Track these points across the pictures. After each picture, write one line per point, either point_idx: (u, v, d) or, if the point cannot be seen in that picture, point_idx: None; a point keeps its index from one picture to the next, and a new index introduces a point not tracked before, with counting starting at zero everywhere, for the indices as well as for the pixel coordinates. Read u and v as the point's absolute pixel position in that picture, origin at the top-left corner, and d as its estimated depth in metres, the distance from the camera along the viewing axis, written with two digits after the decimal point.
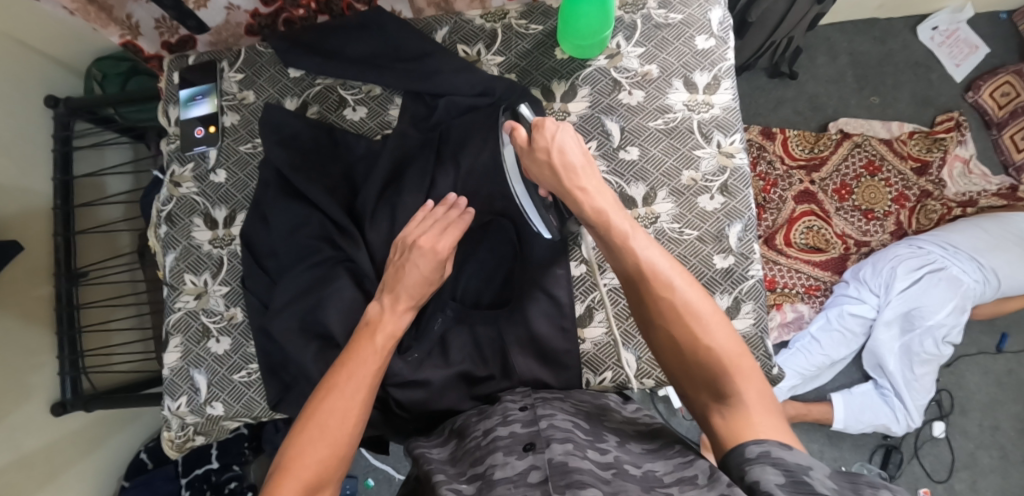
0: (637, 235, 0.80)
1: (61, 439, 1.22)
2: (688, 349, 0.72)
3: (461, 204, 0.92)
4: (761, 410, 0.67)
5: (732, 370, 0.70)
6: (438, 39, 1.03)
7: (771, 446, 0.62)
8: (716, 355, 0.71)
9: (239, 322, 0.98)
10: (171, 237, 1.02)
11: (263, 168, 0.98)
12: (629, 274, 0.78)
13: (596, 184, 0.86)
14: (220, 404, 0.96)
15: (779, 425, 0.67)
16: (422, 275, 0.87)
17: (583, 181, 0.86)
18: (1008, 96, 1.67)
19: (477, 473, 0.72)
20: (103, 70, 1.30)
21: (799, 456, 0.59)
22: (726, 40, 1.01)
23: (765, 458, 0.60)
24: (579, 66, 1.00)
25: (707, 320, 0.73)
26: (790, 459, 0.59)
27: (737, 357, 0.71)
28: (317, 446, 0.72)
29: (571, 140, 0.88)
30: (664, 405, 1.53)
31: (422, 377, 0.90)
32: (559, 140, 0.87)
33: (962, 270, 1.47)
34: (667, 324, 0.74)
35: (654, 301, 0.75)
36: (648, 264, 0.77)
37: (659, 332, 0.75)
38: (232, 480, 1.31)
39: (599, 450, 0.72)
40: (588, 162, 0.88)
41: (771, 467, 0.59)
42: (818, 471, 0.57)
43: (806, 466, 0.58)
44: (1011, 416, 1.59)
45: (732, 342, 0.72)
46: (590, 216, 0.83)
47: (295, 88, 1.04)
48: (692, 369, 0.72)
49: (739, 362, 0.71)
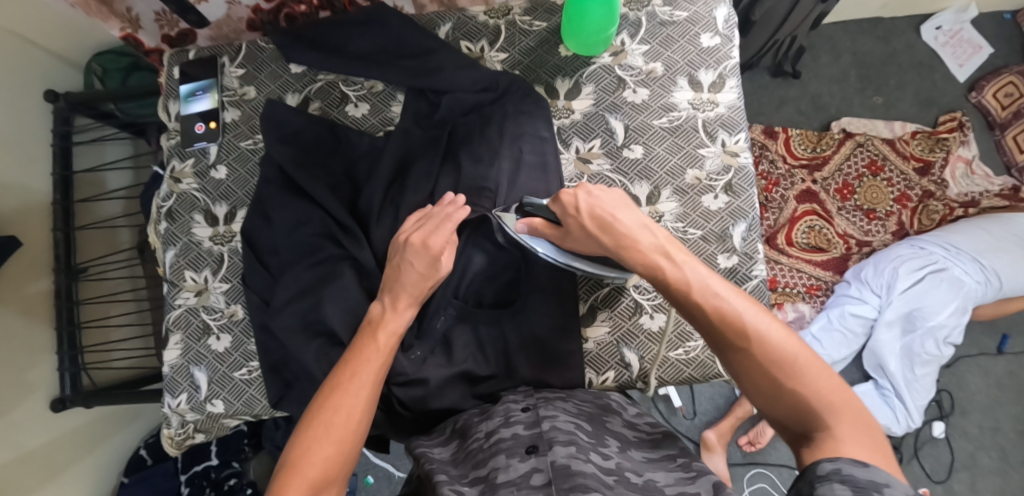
0: (700, 276, 0.75)
1: (62, 436, 1.21)
2: (777, 397, 0.66)
3: (460, 201, 0.89)
4: (864, 449, 0.60)
5: (828, 412, 0.63)
6: (441, 35, 1.02)
7: (842, 462, 0.58)
8: (808, 398, 0.64)
9: (239, 320, 0.97)
10: (172, 233, 1.01)
11: (265, 165, 0.98)
12: (698, 323, 0.73)
13: (644, 227, 0.82)
14: (221, 402, 0.96)
15: (881, 461, 0.60)
16: (420, 274, 0.85)
17: (629, 230, 0.82)
18: (1011, 96, 1.66)
19: (480, 476, 0.72)
20: (103, 64, 1.29)
21: (874, 472, 0.57)
22: (731, 38, 1.00)
23: (835, 475, 0.57)
24: (583, 63, 0.99)
25: (792, 361, 0.66)
26: (864, 477, 0.57)
27: (831, 395, 0.64)
28: (321, 444, 0.71)
29: (600, 193, 0.85)
30: (664, 404, 1.53)
31: (424, 375, 0.90)
32: (585, 201, 0.84)
33: (964, 272, 1.47)
34: (749, 374, 0.68)
35: (729, 352, 0.70)
36: (714, 309, 0.71)
37: (742, 383, 0.69)
38: (231, 477, 1.30)
39: (601, 454, 0.72)
40: (628, 206, 0.85)
41: (841, 484, 0.56)
42: (894, 488, 0.55)
43: (880, 484, 0.56)
44: (1011, 418, 1.59)
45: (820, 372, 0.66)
46: (646, 263, 0.79)
47: (296, 83, 1.03)
48: (786, 417, 0.66)
49: (825, 391, 0.65)
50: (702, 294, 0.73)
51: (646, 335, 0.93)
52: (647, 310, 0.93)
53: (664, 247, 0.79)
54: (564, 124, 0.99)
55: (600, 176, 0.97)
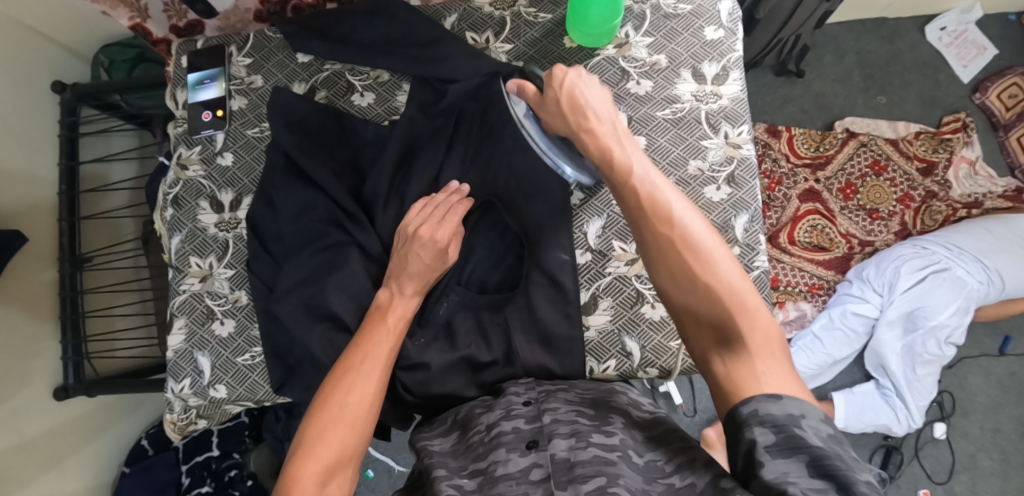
0: (643, 171, 0.79)
1: (64, 424, 1.22)
2: (690, 286, 0.70)
3: (464, 190, 0.92)
4: (763, 344, 0.65)
5: (741, 314, 0.67)
6: (447, 25, 1.03)
7: (758, 403, 0.60)
8: (718, 287, 0.69)
9: (244, 305, 0.98)
10: (177, 220, 1.01)
11: (271, 151, 0.99)
12: (635, 218, 0.76)
13: (606, 121, 0.86)
14: (224, 387, 0.96)
15: (786, 368, 0.64)
16: (426, 265, 0.86)
17: (591, 122, 0.85)
18: (1016, 97, 1.67)
19: (479, 468, 0.73)
20: (111, 56, 1.31)
21: (788, 403, 0.59)
22: (735, 31, 1.01)
23: (754, 418, 0.59)
24: (587, 55, 1.00)
25: (711, 254, 0.71)
26: (780, 412, 0.59)
27: (741, 294, 0.68)
28: (336, 426, 0.72)
29: (588, 80, 0.89)
30: (665, 402, 1.54)
31: (427, 360, 0.90)
32: (572, 80, 0.88)
33: (967, 271, 1.46)
34: (670, 264, 0.72)
35: (654, 235, 0.74)
36: (651, 201, 0.75)
37: (660, 271, 0.73)
38: (233, 468, 1.31)
39: (604, 434, 0.73)
40: (604, 101, 0.88)
41: (761, 428, 0.58)
42: (808, 418, 0.58)
43: (796, 416, 0.58)
44: (1012, 420, 1.59)
45: (742, 281, 0.69)
46: (597, 152, 0.83)
47: (303, 73, 1.04)
48: (695, 307, 0.70)
49: (745, 300, 0.68)
50: (642, 183, 0.78)
51: (647, 324, 0.93)
52: (649, 300, 0.94)
53: (618, 140, 0.83)
54: None
55: None
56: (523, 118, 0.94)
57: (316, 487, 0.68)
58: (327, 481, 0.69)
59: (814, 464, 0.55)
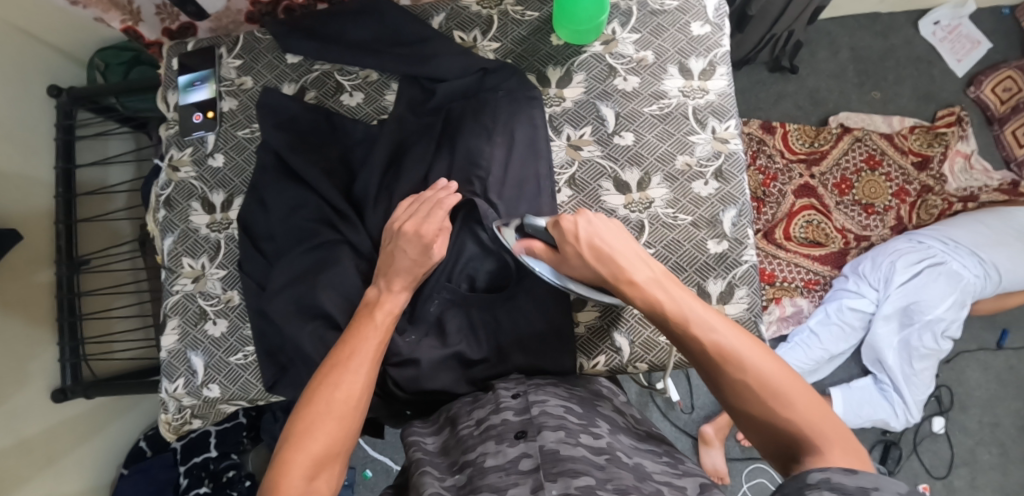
0: (693, 307, 0.75)
1: (61, 425, 1.23)
2: (773, 428, 0.66)
3: (452, 188, 0.91)
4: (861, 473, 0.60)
5: (820, 438, 0.64)
6: (435, 25, 1.04)
7: (832, 472, 0.56)
8: (800, 422, 0.65)
9: (236, 305, 0.98)
10: (170, 221, 1.02)
11: (261, 152, 0.99)
12: (697, 361, 0.73)
13: (639, 264, 0.82)
14: (217, 386, 0.97)
15: None
16: (412, 261, 0.86)
17: (625, 267, 0.82)
18: (1010, 91, 1.67)
19: (468, 461, 0.73)
20: (106, 59, 1.32)
21: (863, 477, 0.54)
22: (721, 27, 1.01)
23: (824, 484, 0.55)
24: (575, 52, 1.01)
25: (782, 389, 0.67)
26: (852, 483, 0.54)
27: (823, 423, 0.65)
28: (323, 421, 0.72)
29: (600, 223, 0.86)
30: (662, 399, 1.54)
31: (418, 356, 0.90)
32: (585, 230, 0.84)
33: (963, 265, 1.47)
34: (742, 401, 0.68)
35: (721, 381, 0.70)
36: (709, 342, 0.71)
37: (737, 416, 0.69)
38: (230, 468, 1.31)
39: (592, 435, 0.73)
40: (624, 241, 0.84)
41: (828, 491, 0.54)
42: (883, 491, 0.53)
43: (869, 488, 0.53)
44: (1011, 413, 1.59)
45: (818, 408, 0.66)
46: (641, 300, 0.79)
47: (292, 73, 1.04)
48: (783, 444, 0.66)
49: (824, 425, 0.64)
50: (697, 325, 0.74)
51: (636, 319, 0.94)
52: None
53: (661, 283, 0.79)
54: (555, 112, 0.99)
55: (591, 163, 0.97)
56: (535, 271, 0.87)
57: (304, 482, 0.68)
58: (315, 476, 0.69)
59: None
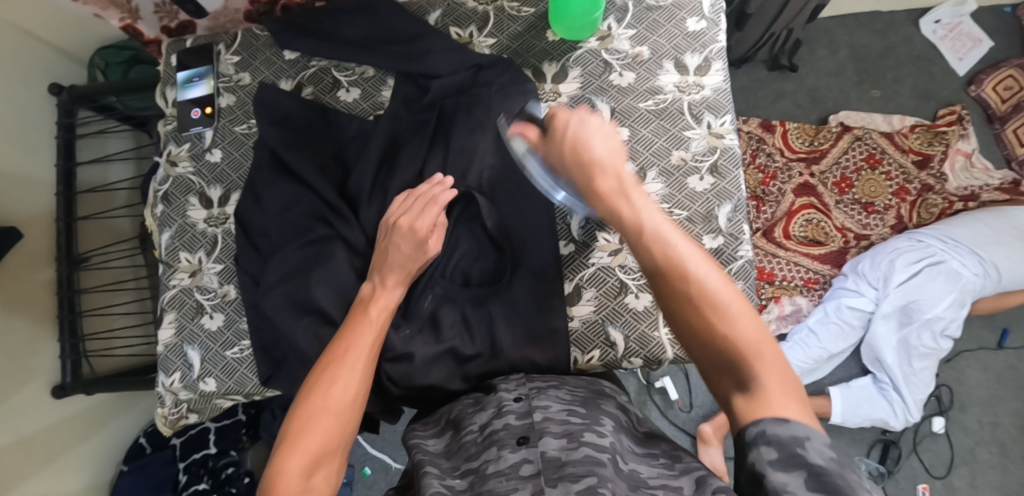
0: (654, 221, 0.75)
1: (61, 423, 1.23)
2: (709, 344, 0.66)
3: (447, 183, 0.90)
4: (785, 399, 0.61)
5: (753, 355, 0.64)
6: (431, 21, 1.04)
7: (765, 424, 0.59)
8: (737, 342, 0.65)
9: (232, 299, 0.99)
10: (167, 216, 1.03)
11: (258, 148, 0.99)
12: (648, 271, 0.73)
13: (611, 174, 0.81)
14: (214, 380, 0.97)
15: (799, 405, 0.61)
16: (406, 257, 0.86)
17: (596, 175, 0.81)
18: (1011, 90, 1.66)
19: (471, 468, 0.73)
20: (106, 58, 1.33)
21: (795, 426, 0.58)
22: (717, 22, 1.01)
23: (761, 438, 0.58)
24: (571, 47, 1.01)
25: (724, 305, 0.66)
26: (786, 433, 0.58)
27: (760, 345, 0.64)
28: (319, 417, 0.72)
29: (590, 124, 0.84)
30: (660, 397, 1.54)
31: (411, 351, 0.90)
32: (575, 130, 0.84)
33: (962, 264, 1.46)
34: (684, 312, 0.68)
35: (668, 291, 0.70)
36: (664, 254, 0.72)
37: (677, 329, 0.69)
38: (228, 465, 1.32)
39: (595, 434, 0.73)
40: (607, 144, 0.83)
41: (766, 446, 0.58)
42: (814, 440, 0.57)
43: (801, 438, 0.57)
44: (1011, 413, 1.58)
45: (756, 327, 0.66)
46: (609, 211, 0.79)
47: (290, 70, 1.05)
48: (717, 363, 0.66)
49: (760, 347, 0.64)
50: (653, 238, 0.74)
51: (631, 315, 0.94)
52: (633, 290, 0.94)
53: (627, 196, 0.79)
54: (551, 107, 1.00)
55: None
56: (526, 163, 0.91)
57: (301, 480, 0.69)
58: (311, 473, 0.70)
59: (814, 480, 0.54)
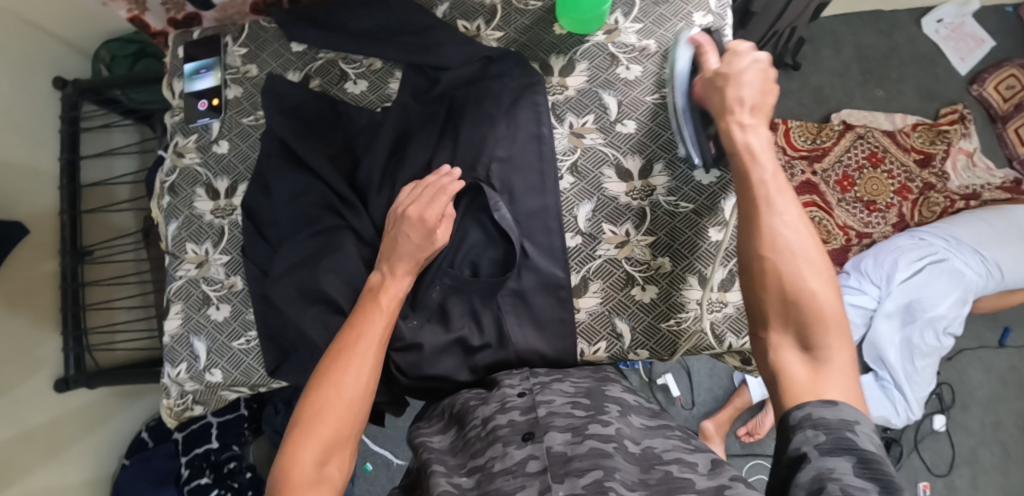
0: (775, 178, 0.78)
1: (65, 415, 1.23)
2: (791, 299, 0.70)
3: (455, 174, 0.89)
4: (842, 372, 0.66)
5: (827, 329, 0.69)
6: (439, 14, 1.04)
7: (811, 408, 0.63)
8: (817, 307, 0.70)
9: (239, 290, 0.99)
10: (174, 207, 1.03)
11: (267, 139, 1.00)
12: (753, 216, 0.76)
13: (757, 126, 0.82)
14: (219, 371, 0.97)
15: (853, 385, 0.66)
16: (415, 246, 0.86)
17: (738, 119, 0.82)
18: (1013, 89, 1.67)
19: (477, 466, 0.72)
20: (112, 52, 1.33)
21: (845, 411, 0.62)
22: (724, 17, 1.01)
23: (807, 422, 0.62)
24: (578, 41, 1.01)
25: (816, 275, 0.71)
26: (834, 417, 0.61)
27: (836, 319, 0.69)
28: (332, 405, 0.73)
29: (755, 68, 0.85)
30: (663, 394, 1.54)
31: (420, 340, 0.91)
32: (739, 68, 0.85)
33: (965, 263, 1.47)
34: (778, 264, 0.72)
35: (768, 238, 0.73)
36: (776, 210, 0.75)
37: (756, 273, 0.73)
38: (231, 459, 1.33)
39: (601, 424, 0.73)
40: (762, 95, 0.84)
41: (813, 430, 0.61)
42: (862, 426, 0.60)
43: (850, 422, 0.60)
44: (1013, 412, 1.59)
45: (835, 304, 0.70)
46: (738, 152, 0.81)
47: (298, 62, 1.05)
48: (783, 317, 0.71)
49: (836, 322, 0.69)
50: (769, 193, 0.76)
51: (638, 307, 0.94)
52: (639, 282, 0.95)
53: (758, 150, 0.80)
54: (558, 100, 0.99)
55: (593, 150, 0.98)
56: (680, 65, 0.92)
57: (315, 467, 0.70)
58: (325, 461, 0.71)
59: (862, 465, 0.57)
